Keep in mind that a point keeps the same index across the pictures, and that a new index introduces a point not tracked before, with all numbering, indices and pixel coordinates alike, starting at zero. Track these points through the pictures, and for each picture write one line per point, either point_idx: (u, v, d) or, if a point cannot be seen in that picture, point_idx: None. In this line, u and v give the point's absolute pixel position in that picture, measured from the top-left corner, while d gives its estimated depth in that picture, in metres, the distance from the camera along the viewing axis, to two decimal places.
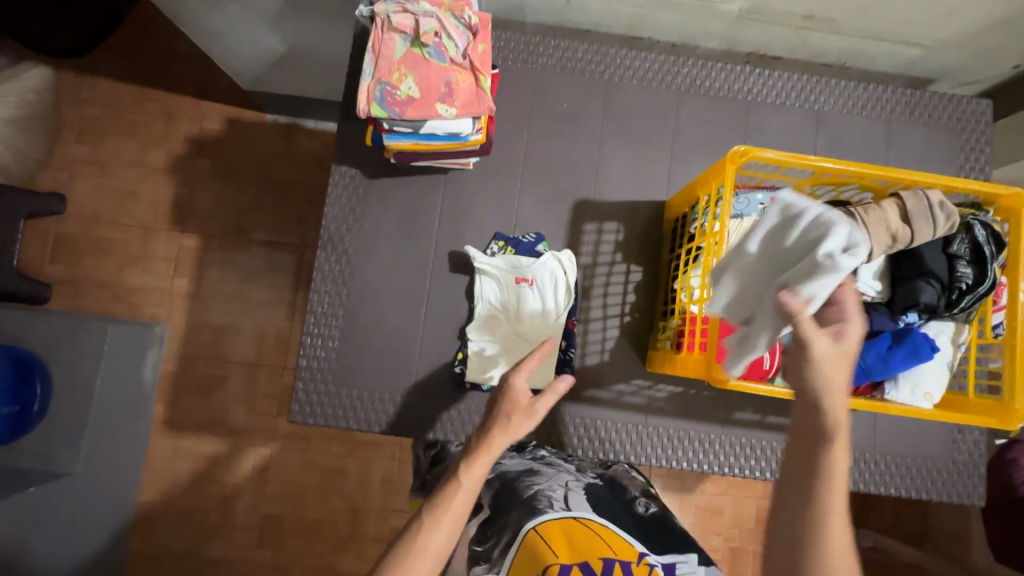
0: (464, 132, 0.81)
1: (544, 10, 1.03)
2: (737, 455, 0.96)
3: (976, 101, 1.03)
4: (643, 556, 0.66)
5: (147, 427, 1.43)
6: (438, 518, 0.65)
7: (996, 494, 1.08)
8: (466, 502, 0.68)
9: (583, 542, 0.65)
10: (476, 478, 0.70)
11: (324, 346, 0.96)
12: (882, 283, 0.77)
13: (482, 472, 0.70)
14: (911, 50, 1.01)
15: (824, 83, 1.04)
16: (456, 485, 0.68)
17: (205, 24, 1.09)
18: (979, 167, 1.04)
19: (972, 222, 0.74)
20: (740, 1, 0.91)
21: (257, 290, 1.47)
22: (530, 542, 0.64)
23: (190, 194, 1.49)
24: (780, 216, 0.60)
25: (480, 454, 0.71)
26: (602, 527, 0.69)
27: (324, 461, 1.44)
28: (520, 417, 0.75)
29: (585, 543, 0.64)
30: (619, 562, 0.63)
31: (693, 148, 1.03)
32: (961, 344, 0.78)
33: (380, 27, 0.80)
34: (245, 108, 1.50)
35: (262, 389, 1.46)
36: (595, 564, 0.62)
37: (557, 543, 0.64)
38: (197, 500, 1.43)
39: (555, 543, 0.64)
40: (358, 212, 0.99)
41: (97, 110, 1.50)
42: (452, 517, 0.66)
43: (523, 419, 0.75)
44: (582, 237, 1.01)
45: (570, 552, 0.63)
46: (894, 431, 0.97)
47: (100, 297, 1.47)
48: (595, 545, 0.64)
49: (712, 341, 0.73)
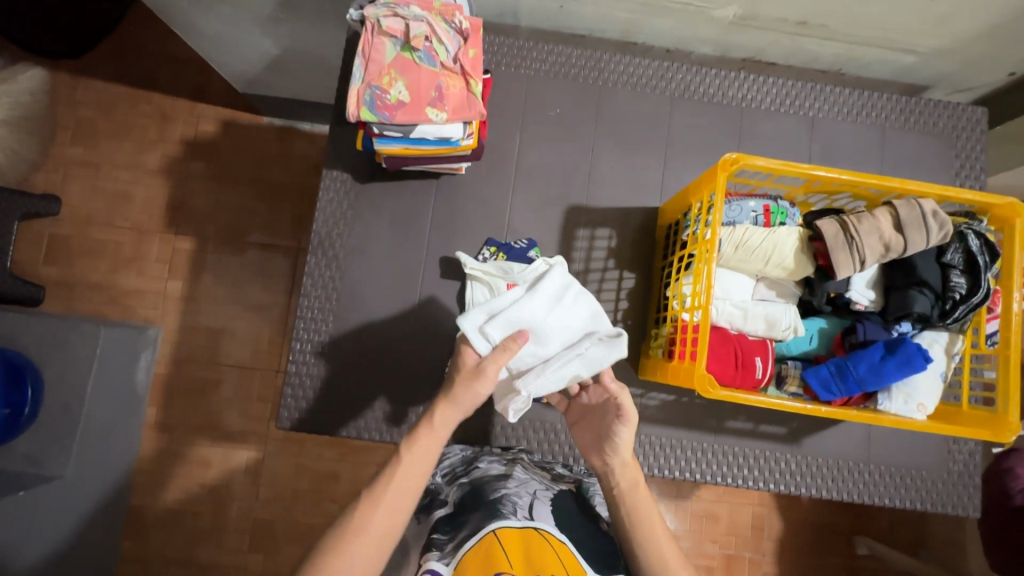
0: (455, 137, 0.80)
1: (538, 15, 1.03)
2: (730, 464, 0.95)
3: (971, 108, 1.02)
4: None
5: (139, 431, 1.42)
6: (377, 500, 0.65)
7: (992, 503, 1.08)
8: (408, 483, 0.67)
9: (540, 555, 0.63)
10: (420, 456, 0.68)
11: (314, 351, 0.95)
12: (875, 292, 0.78)
13: (429, 450, 0.69)
14: (906, 57, 1.00)
15: (818, 89, 1.03)
16: (395, 464, 0.68)
17: (198, 27, 1.08)
18: (974, 174, 1.03)
19: (966, 231, 0.73)
20: (734, 7, 0.91)
21: (251, 293, 1.47)
22: (488, 547, 0.63)
23: (185, 196, 1.49)
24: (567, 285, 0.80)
25: (425, 430, 0.70)
26: (559, 543, 0.67)
27: (317, 465, 1.43)
28: (467, 381, 0.70)
29: (541, 557, 0.63)
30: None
31: (688, 153, 1.03)
32: (955, 355, 0.77)
33: (370, 31, 0.79)
34: (241, 111, 1.50)
35: (255, 393, 1.45)
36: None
37: (513, 551, 0.63)
38: (189, 504, 1.42)
39: (511, 549, 0.63)
40: (349, 216, 0.98)
41: (92, 112, 1.49)
42: (392, 501, 0.65)
43: (471, 382, 0.70)
44: (575, 242, 1.00)
45: (525, 564, 0.62)
46: (889, 440, 0.96)
47: (93, 299, 1.46)
48: (549, 558, 0.63)
49: (702, 349, 0.73)
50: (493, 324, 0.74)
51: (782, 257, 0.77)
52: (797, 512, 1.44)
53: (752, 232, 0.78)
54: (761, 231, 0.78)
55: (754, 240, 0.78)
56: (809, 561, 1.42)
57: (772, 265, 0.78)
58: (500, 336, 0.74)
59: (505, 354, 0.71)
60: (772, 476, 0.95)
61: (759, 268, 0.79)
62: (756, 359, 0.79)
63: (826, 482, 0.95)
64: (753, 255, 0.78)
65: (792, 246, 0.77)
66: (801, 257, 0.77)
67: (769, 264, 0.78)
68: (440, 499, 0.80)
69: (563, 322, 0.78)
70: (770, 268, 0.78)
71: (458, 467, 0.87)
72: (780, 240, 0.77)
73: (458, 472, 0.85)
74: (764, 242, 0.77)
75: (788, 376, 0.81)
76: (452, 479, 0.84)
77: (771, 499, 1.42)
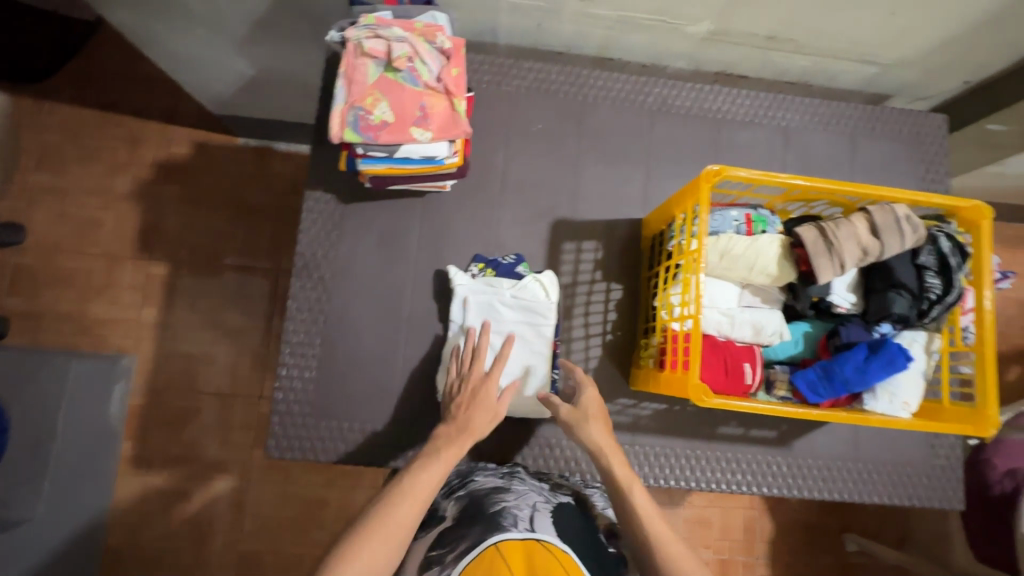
0: (440, 155, 0.81)
1: (516, 34, 1.04)
2: (723, 469, 0.96)
3: (931, 115, 1.08)
4: None
5: (113, 465, 1.36)
6: (409, 492, 0.67)
7: (974, 495, 1.11)
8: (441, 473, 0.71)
9: (541, 567, 0.61)
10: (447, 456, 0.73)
11: (300, 376, 0.93)
12: (856, 295, 0.80)
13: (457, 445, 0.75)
14: (870, 68, 1.05)
15: (787, 99, 1.07)
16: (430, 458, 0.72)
17: (171, 48, 1.06)
18: (939, 178, 1.08)
19: (937, 234, 0.76)
20: (707, 24, 0.94)
21: (230, 317, 1.43)
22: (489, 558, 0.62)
23: (158, 220, 1.45)
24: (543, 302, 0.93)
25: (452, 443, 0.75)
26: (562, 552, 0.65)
27: (304, 491, 1.39)
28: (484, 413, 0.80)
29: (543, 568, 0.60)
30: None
31: (668, 165, 1.05)
32: (934, 352, 0.80)
33: (351, 52, 0.79)
34: (216, 132, 1.47)
35: (237, 420, 1.41)
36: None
37: (514, 561, 0.61)
38: (169, 540, 1.36)
39: (512, 560, 0.61)
40: (334, 237, 0.97)
41: (58, 136, 1.45)
42: (423, 488, 0.68)
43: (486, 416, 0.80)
44: (562, 256, 1.01)
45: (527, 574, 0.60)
46: (875, 438, 0.98)
47: (61, 330, 1.40)
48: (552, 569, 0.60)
49: (695, 358, 0.73)
50: (474, 301, 0.94)
51: (764, 264, 0.79)
52: (787, 514, 1.46)
53: (736, 241, 0.80)
54: (742, 240, 0.80)
55: (735, 249, 0.79)
56: (801, 561, 1.43)
57: (755, 273, 0.80)
58: (474, 314, 0.93)
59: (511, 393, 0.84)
60: (765, 479, 0.96)
61: (743, 276, 0.80)
62: (745, 365, 0.81)
63: (817, 483, 0.97)
64: (737, 264, 0.80)
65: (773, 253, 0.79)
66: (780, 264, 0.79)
67: (753, 272, 0.80)
68: (439, 515, 0.78)
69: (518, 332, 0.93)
70: (753, 277, 0.80)
71: (454, 480, 0.86)
72: (761, 248, 0.79)
73: (454, 486, 0.84)
74: (745, 251, 0.79)
75: (777, 381, 0.84)
76: (449, 494, 0.83)
77: (762, 502, 1.44)
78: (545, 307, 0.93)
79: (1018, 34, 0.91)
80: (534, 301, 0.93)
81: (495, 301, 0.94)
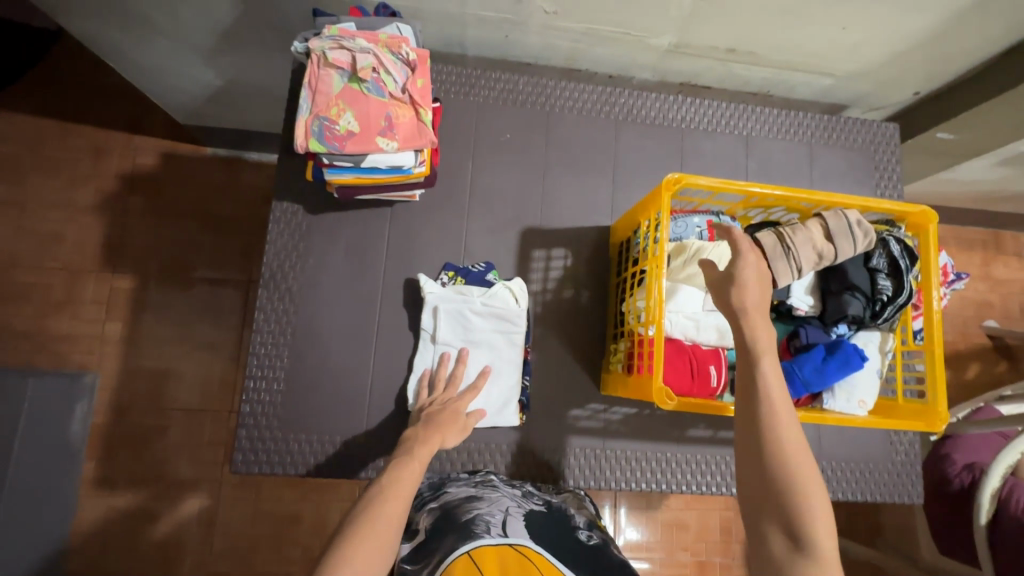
0: (407, 165, 0.81)
1: (485, 45, 1.06)
2: (694, 471, 0.97)
3: (884, 124, 1.13)
4: None
5: (74, 487, 1.30)
6: (397, 490, 0.66)
7: (935, 490, 1.14)
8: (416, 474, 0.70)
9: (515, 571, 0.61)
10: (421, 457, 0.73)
11: (268, 389, 0.92)
12: (814, 297, 0.83)
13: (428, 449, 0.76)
14: (825, 80, 1.09)
15: (747, 109, 1.11)
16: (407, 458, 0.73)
17: (133, 57, 1.05)
18: (893, 184, 1.12)
19: (887, 238, 0.80)
20: (669, 36, 0.97)
21: (198, 331, 1.40)
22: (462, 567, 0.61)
23: (123, 232, 1.41)
24: (515, 310, 0.94)
25: (422, 446, 0.75)
26: (537, 555, 0.65)
27: (277, 507, 1.36)
28: (455, 425, 0.83)
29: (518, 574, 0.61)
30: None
31: (635, 173, 1.07)
32: (888, 351, 0.83)
33: (316, 63, 0.79)
34: (183, 142, 1.45)
35: (206, 435, 1.37)
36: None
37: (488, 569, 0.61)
38: (134, 562, 1.31)
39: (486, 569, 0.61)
40: (302, 248, 0.96)
41: (16, 147, 1.41)
42: (405, 487, 0.67)
43: (455, 427, 0.83)
44: (532, 263, 1.02)
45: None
46: (838, 437, 1.01)
47: (19, 347, 1.35)
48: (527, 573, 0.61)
49: (659, 362, 0.75)
50: (444, 310, 0.93)
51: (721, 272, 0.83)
52: None
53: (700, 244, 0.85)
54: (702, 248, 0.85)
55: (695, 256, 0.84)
56: None
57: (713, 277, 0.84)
58: (444, 324, 0.94)
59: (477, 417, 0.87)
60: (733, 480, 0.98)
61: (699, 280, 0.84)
62: (711, 368, 0.82)
63: None
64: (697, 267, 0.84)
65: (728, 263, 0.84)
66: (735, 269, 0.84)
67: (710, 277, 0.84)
68: (412, 529, 0.77)
69: (490, 340, 0.94)
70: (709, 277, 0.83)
71: (426, 493, 0.85)
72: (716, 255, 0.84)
73: (427, 498, 0.83)
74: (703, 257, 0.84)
75: None
76: (421, 507, 0.82)
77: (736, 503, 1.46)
78: (517, 316, 0.94)
79: (961, 47, 0.96)
80: (506, 309, 0.94)
81: (466, 310, 0.94)
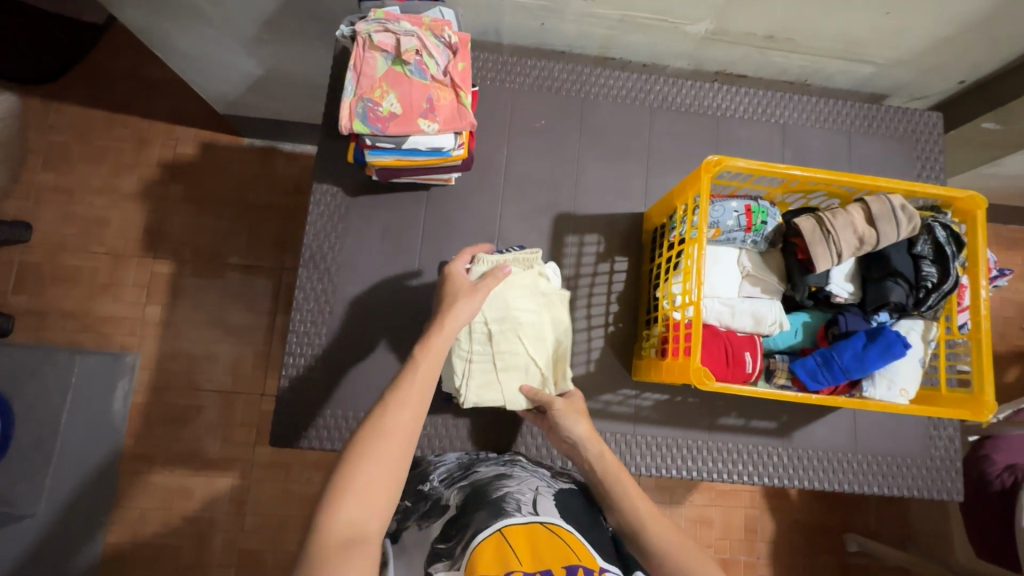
0: (447, 147, 0.82)
1: (520, 33, 1.06)
2: (725, 460, 0.97)
3: (927, 114, 1.10)
4: (604, 570, 0.63)
5: (115, 463, 1.36)
6: (404, 397, 0.61)
7: (973, 490, 1.11)
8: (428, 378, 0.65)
9: (547, 547, 0.63)
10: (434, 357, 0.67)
11: (305, 366, 0.94)
12: (853, 285, 0.82)
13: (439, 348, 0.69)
14: (866, 68, 1.07)
15: (783, 97, 1.09)
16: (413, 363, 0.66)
17: (179, 47, 1.09)
18: (935, 175, 1.10)
19: (933, 224, 0.79)
20: (707, 22, 0.96)
21: (233, 315, 1.44)
22: (494, 544, 0.63)
23: (164, 219, 1.46)
24: None
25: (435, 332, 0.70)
26: (566, 533, 0.67)
27: (304, 489, 1.39)
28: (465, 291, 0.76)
29: (549, 552, 0.62)
30: (582, 572, 0.61)
31: (669, 160, 1.07)
32: (931, 341, 0.82)
33: (361, 45, 0.81)
34: (221, 133, 1.50)
35: (239, 417, 1.41)
36: (558, 573, 0.60)
37: (520, 549, 0.62)
38: (170, 538, 1.35)
39: (519, 548, 0.62)
40: (340, 230, 0.98)
41: (65, 136, 1.47)
42: (417, 392, 0.62)
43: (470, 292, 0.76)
44: (565, 249, 1.03)
45: (534, 559, 0.61)
46: (875, 430, 0.99)
47: (64, 327, 1.41)
48: (558, 553, 0.62)
49: (696, 344, 0.75)
50: None
51: (498, 355, 0.85)
52: (788, 509, 1.46)
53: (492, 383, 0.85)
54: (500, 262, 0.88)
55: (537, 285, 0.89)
56: (803, 561, 1.43)
57: (518, 353, 0.86)
58: None
59: (494, 281, 0.79)
60: (765, 470, 0.97)
61: (545, 356, 0.87)
62: (746, 354, 0.83)
63: (818, 473, 0.97)
64: (559, 326, 0.90)
65: (483, 342, 0.86)
66: (475, 399, 0.85)
67: (528, 339, 0.86)
68: (442, 503, 0.78)
69: None
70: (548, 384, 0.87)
71: (456, 472, 0.86)
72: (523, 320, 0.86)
73: (457, 477, 0.83)
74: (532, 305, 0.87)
75: (777, 369, 0.85)
76: (451, 483, 0.82)
77: (762, 500, 1.44)
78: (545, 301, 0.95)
79: (1010, 31, 0.93)
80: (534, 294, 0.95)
81: None
